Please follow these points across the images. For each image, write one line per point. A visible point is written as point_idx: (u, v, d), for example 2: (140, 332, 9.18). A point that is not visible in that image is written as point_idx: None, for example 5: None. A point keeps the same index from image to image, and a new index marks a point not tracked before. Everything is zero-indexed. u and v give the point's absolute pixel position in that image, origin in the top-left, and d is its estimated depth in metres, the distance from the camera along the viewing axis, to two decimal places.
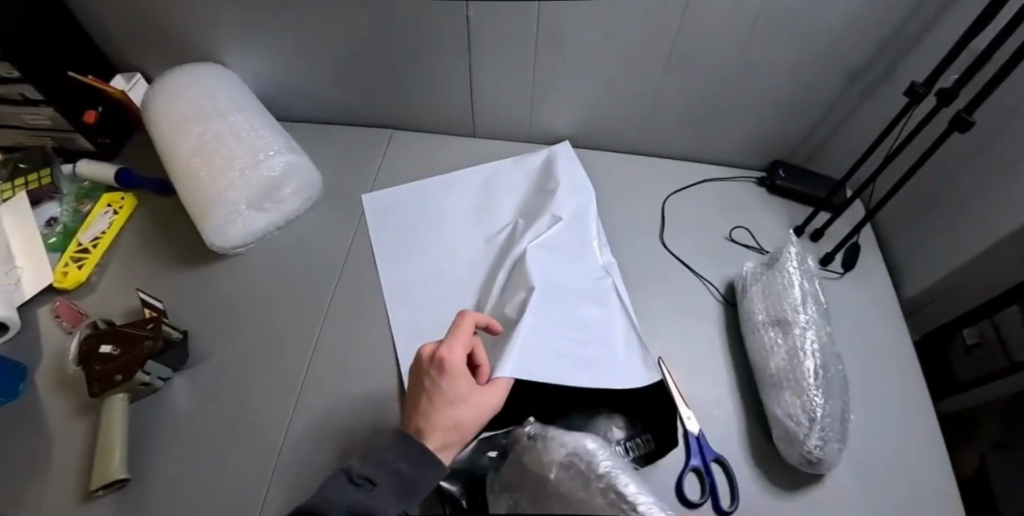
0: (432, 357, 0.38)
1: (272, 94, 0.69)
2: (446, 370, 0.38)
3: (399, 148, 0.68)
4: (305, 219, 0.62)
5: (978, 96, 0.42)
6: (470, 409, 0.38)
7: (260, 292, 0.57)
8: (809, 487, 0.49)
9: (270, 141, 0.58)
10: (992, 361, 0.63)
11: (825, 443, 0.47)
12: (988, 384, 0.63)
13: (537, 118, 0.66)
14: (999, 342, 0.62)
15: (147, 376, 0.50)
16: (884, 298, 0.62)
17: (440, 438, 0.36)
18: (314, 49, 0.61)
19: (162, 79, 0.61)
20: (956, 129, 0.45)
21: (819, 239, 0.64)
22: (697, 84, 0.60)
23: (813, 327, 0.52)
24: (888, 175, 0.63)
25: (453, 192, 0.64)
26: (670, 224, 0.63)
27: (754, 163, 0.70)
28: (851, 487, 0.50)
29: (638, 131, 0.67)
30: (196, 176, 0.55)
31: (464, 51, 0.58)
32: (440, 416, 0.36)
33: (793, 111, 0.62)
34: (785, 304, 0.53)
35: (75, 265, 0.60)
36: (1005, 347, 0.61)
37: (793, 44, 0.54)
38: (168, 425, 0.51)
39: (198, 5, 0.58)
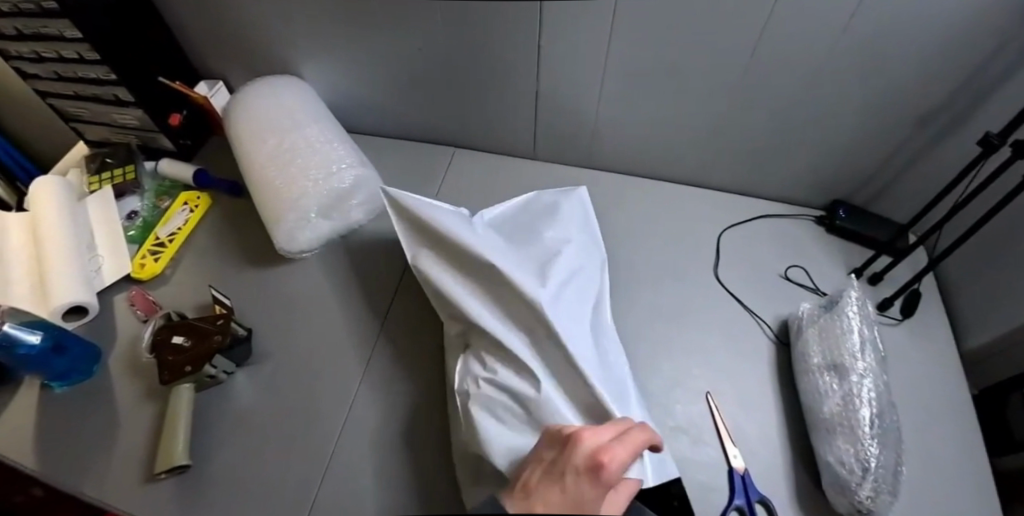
0: (592, 451, 0.32)
1: (342, 107, 0.73)
2: (598, 464, 0.31)
3: (459, 165, 0.70)
4: (366, 229, 0.64)
5: None
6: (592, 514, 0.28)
7: (323, 296, 0.60)
8: None
9: (344, 154, 0.61)
10: None
11: (877, 495, 0.46)
12: None
13: (596, 144, 0.68)
14: None
15: (213, 369, 0.53)
16: (943, 349, 0.61)
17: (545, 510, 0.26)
18: (389, 68, 0.64)
19: (247, 89, 0.65)
20: None
21: (878, 283, 0.63)
22: (759, 120, 0.60)
23: (873, 375, 0.51)
24: (954, 223, 0.62)
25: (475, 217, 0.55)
26: (724, 257, 0.63)
27: (811, 201, 0.69)
28: None
29: (696, 163, 0.67)
30: (274, 181, 0.58)
31: (531, 75, 0.60)
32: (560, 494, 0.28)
33: (857, 152, 0.62)
34: (843, 349, 0.52)
35: (152, 258, 0.64)
36: None
37: (863, 85, 0.54)
38: (229, 416, 0.53)
39: (286, 23, 0.62)
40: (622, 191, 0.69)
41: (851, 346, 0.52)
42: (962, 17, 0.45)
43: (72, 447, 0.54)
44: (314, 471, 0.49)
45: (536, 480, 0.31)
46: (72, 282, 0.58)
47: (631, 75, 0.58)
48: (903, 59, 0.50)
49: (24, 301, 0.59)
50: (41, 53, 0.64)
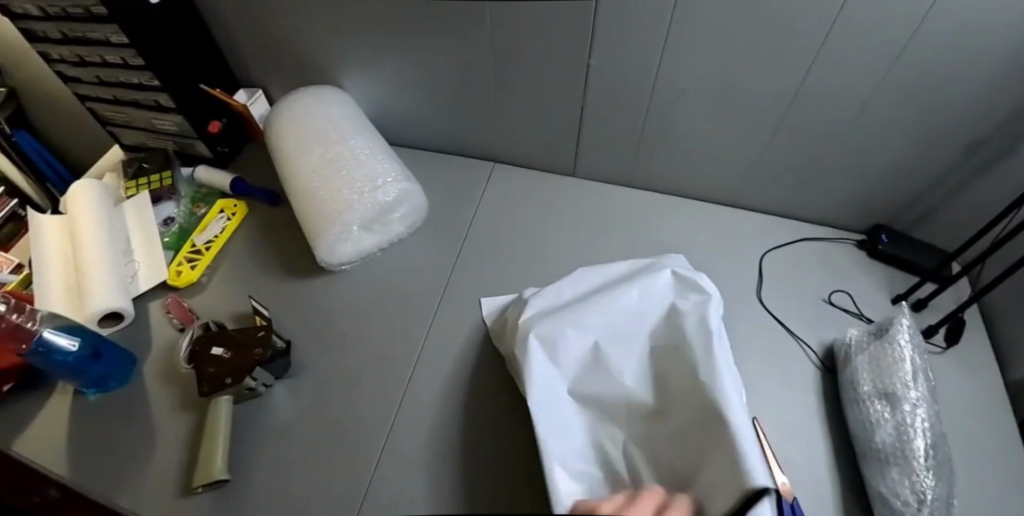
0: None
1: (382, 118, 0.73)
2: None
3: (498, 179, 0.70)
4: (406, 243, 0.64)
5: None
6: None
7: (363, 309, 0.59)
8: None
9: (386, 167, 0.60)
10: None
11: None
12: None
13: (636, 163, 0.67)
14: None
15: (253, 382, 0.53)
16: (989, 380, 0.60)
17: None
18: (432, 82, 0.64)
19: (291, 98, 0.65)
20: None
21: (921, 310, 0.62)
22: (807, 142, 0.59)
23: (924, 404, 0.50)
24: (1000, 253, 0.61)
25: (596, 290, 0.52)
26: (766, 279, 0.63)
27: (851, 226, 0.69)
28: None
29: (736, 186, 0.67)
30: (319, 196, 0.58)
31: (578, 91, 0.60)
32: None
33: (903, 177, 0.61)
34: (892, 378, 0.51)
35: (189, 265, 0.63)
36: None
37: (916, 111, 0.53)
38: (267, 429, 0.52)
39: (332, 34, 0.62)
40: (661, 210, 0.69)
41: (900, 376, 0.51)
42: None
43: (107, 457, 0.53)
44: (355, 490, 0.48)
45: None
46: (110, 287, 0.57)
47: (679, 94, 0.57)
48: (960, 86, 0.49)
49: (59, 305, 0.58)
50: (85, 57, 0.64)
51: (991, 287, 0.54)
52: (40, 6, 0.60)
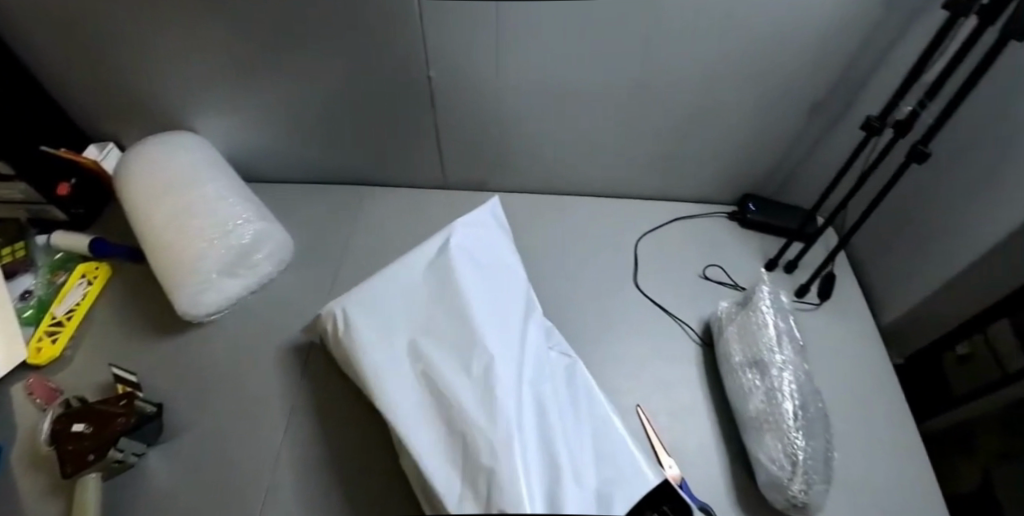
0: None
1: (245, 157, 0.70)
2: None
3: (372, 202, 0.69)
4: (282, 281, 0.62)
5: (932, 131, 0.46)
6: None
7: (241, 357, 0.57)
8: None
9: (240, 208, 0.58)
10: (987, 373, 0.63)
11: (809, 486, 0.46)
12: (991, 393, 0.62)
13: (505, 168, 0.67)
14: (993, 358, 0.62)
15: (120, 453, 0.50)
16: (861, 326, 0.63)
17: None
18: (290, 113, 0.63)
19: (139, 146, 0.61)
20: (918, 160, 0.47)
21: (793, 271, 0.64)
22: (662, 126, 0.61)
23: (790, 367, 0.52)
24: (856, 202, 0.65)
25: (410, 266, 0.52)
26: (643, 265, 0.64)
27: (723, 199, 0.71)
28: None
29: (607, 177, 0.68)
30: (169, 247, 0.55)
31: (434, 105, 0.59)
32: None
33: (759, 147, 0.63)
34: (751, 346, 0.53)
35: (50, 340, 0.59)
36: (999, 361, 0.61)
37: (752, 83, 0.55)
38: (142, 501, 0.49)
39: (173, 76, 0.60)
40: (539, 210, 0.69)
41: (761, 343, 0.53)
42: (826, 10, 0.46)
43: None
44: None
45: None
46: None
47: (531, 95, 0.58)
48: (783, 56, 0.52)
49: None
50: None
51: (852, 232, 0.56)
52: None
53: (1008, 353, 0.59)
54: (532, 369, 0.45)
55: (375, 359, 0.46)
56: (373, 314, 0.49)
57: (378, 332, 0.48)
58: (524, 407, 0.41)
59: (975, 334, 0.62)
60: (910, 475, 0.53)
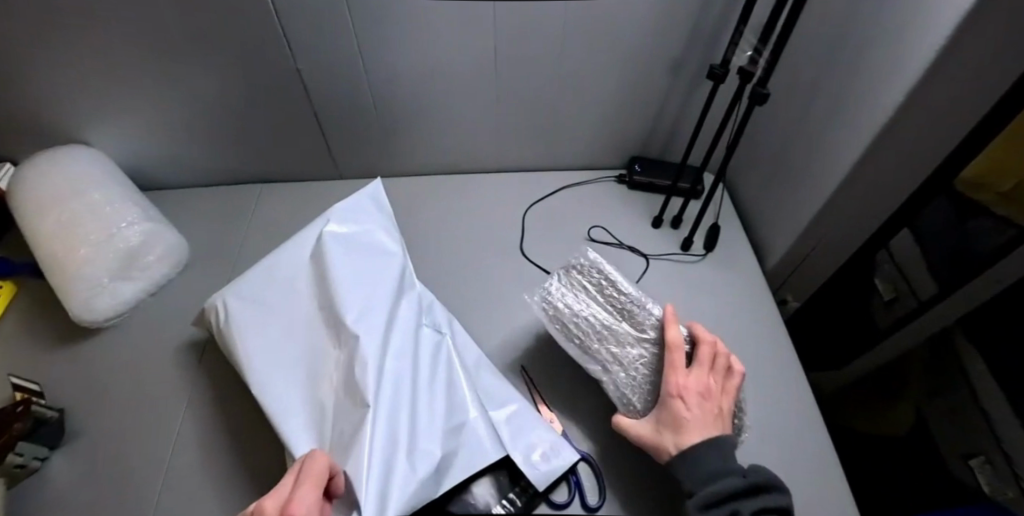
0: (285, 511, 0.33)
1: (145, 166, 0.72)
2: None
3: (270, 199, 0.72)
4: (184, 281, 0.64)
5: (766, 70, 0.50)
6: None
7: (144, 358, 0.59)
8: None
9: (126, 212, 0.59)
10: (905, 304, 0.74)
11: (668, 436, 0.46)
12: (908, 319, 0.74)
13: (398, 153, 0.70)
14: (908, 290, 0.73)
15: (21, 457, 0.51)
16: (745, 271, 0.66)
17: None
18: (177, 119, 0.64)
19: (26, 163, 0.62)
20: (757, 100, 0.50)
21: (678, 225, 0.68)
22: (536, 100, 0.63)
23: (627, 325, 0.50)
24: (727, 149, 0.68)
25: (288, 256, 0.54)
26: (532, 233, 0.66)
27: (613, 164, 0.74)
28: None
29: (498, 154, 0.71)
30: (57, 257, 0.57)
31: (313, 97, 0.62)
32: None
33: (634, 111, 0.66)
34: (587, 317, 0.50)
35: None
36: (911, 286, 0.72)
37: (608, 50, 0.57)
38: (44, 504, 0.51)
39: (53, 92, 0.61)
40: (435, 190, 0.71)
41: (596, 313, 0.50)
42: None
43: None
44: None
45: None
46: None
47: (401, 79, 0.60)
48: (630, 21, 0.54)
49: None
50: None
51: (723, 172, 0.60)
52: None
53: (916, 276, 0.70)
54: (402, 346, 0.49)
55: (252, 349, 0.49)
56: (250, 307, 0.51)
57: (255, 322, 0.50)
58: (384, 383, 0.45)
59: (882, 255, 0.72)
60: (780, 399, 0.57)
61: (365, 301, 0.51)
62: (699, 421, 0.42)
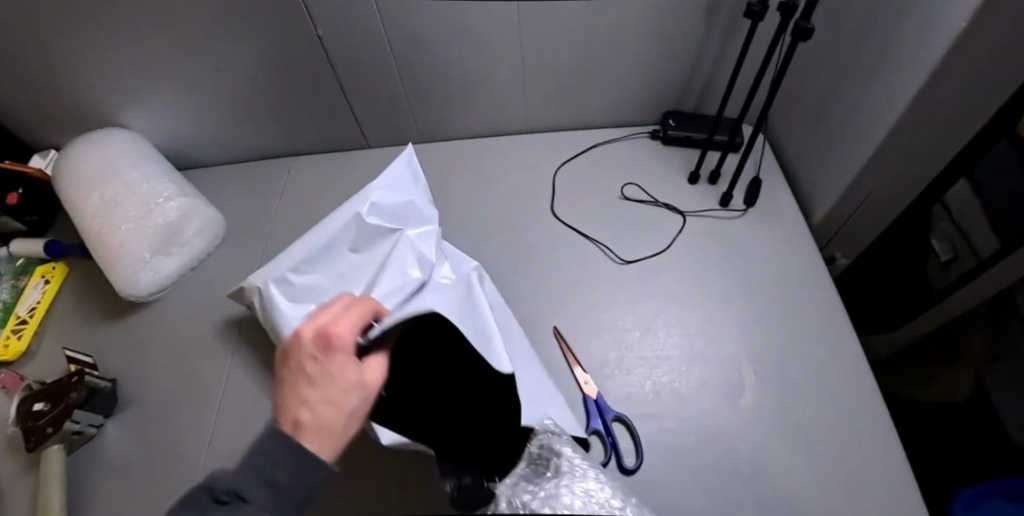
0: (323, 335, 0.32)
1: (178, 146, 0.73)
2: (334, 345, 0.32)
3: (296, 172, 0.72)
4: (219, 255, 0.65)
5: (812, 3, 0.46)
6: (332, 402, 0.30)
7: (186, 329, 0.61)
8: (706, 420, 0.50)
9: (162, 189, 0.61)
10: (963, 265, 0.67)
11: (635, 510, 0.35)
12: (964, 284, 0.66)
13: (422, 118, 0.69)
14: (968, 247, 0.66)
15: (77, 424, 0.53)
16: (790, 226, 0.63)
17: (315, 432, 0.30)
18: (202, 95, 0.65)
19: (68, 147, 0.65)
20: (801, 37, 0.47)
21: (717, 181, 0.64)
22: (562, 56, 0.61)
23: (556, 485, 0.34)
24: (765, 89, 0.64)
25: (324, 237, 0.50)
26: (563, 194, 0.64)
27: (645, 120, 0.71)
28: (755, 409, 0.51)
29: (524, 115, 0.69)
30: (101, 235, 0.59)
31: (334, 67, 0.61)
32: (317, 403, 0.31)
33: (666, 61, 0.63)
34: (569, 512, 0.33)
35: (15, 336, 0.63)
36: (971, 246, 0.65)
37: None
38: (105, 466, 0.53)
39: (84, 75, 0.62)
40: (460, 154, 0.70)
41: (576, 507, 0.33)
42: None
43: None
44: None
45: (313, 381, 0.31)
46: None
47: (419, 40, 0.58)
48: None
49: None
50: None
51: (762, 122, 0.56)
52: None
53: (977, 236, 0.63)
54: None
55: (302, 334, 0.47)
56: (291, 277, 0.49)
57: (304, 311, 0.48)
58: None
59: (935, 206, 0.66)
60: (833, 358, 0.54)
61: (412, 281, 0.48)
62: None
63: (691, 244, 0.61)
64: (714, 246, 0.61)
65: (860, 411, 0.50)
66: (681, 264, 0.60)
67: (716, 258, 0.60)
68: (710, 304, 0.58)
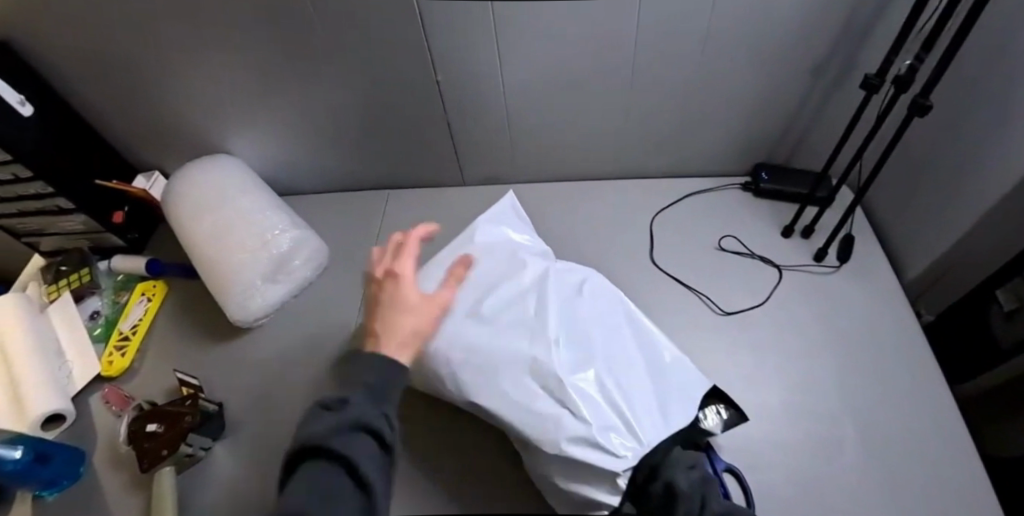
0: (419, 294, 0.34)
1: (279, 172, 0.76)
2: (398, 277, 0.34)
3: (393, 203, 0.75)
4: (319, 283, 0.67)
5: (932, 82, 0.47)
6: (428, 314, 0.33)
7: (291, 354, 0.63)
8: (816, 479, 0.50)
9: (276, 220, 0.63)
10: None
11: None
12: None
13: (519, 159, 0.71)
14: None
15: (190, 447, 0.55)
16: (883, 283, 0.63)
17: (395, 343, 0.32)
18: (314, 127, 0.68)
19: (179, 172, 0.66)
20: (918, 113, 0.48)
21: (810, 236, 0.65)
22: (663, 107, 0.64)
23: None
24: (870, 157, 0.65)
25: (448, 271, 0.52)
26: (662, 242, 0.67)
27: (735, 171, 0.73)
28: (862, 470, 0.51)
29: (619, 160, 0.71)
30: (215, 262, 0.61)
31: (442, 107, 0.64)
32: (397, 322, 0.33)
33: (762, 116, 0.65)
34: None
35: (119, 353, 0.66)
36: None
37: (748, 49, 0.57)
38: (213, 490, 0.55)
39: (208, 105, 0.66)
40: (555, 195, 0.73)
41: None
42: None
43: None
44: None
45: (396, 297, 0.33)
46: (43, 392, 0.61)
47: (533, 83, 0.61)
48: (776, 19, 0.53)
49: None
50: None
51: (863, 193, 0.57)
52: None
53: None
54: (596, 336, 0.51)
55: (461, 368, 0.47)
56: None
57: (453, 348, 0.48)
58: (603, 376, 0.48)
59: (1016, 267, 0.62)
60: (943, 421, 0.53)
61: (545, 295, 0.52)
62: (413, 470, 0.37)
63: (786, 298, 0.62)
64: (807, 302, 0.62)
65: (975, 481, 0.50)
66: (777, 317, 0.61)
67: (812, 313, 0.61)
68: (810, 360, 0.58)
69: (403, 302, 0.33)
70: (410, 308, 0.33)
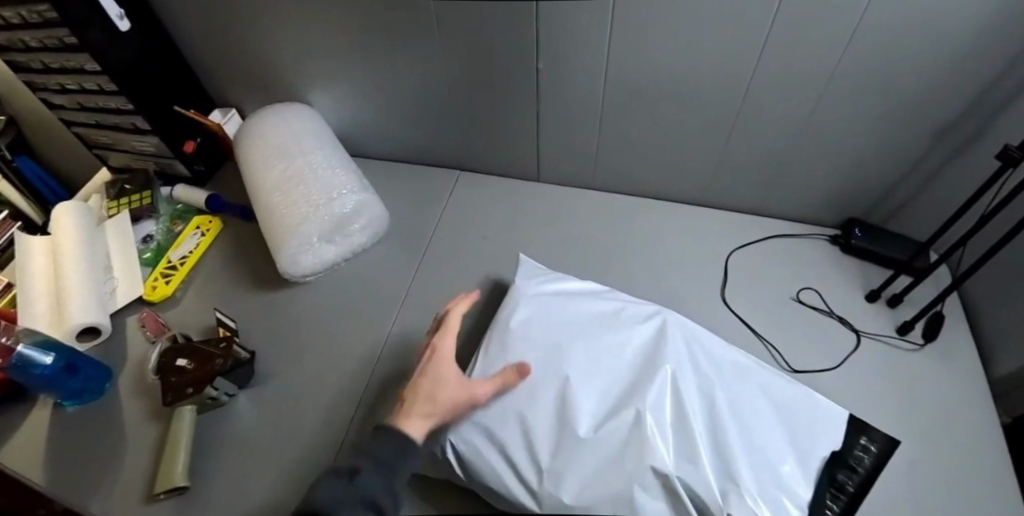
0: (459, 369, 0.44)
1: (356, 132, 0.76)
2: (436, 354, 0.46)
3: (464, 187, 0.74)
4: (372, 251, 0.67)
5: None
6: (461, 389, 0.43)
7: (334, 315, 0.62)
8: None
9: (346, 179, 0.62)
10: None
11: None
12: None
13: (600, 164, 0.70)
14: None
15: (215, 391, 0.54)
16: (969, 374, 0.58)
17: (418, 406, 0.42)
18: (398, 93, 0.67)
19: (258, 113, 0.66)
20: None
21: (897, 305, 0.61)
22: (762, 140, 0.61)
23: None
24: (976, 244, 0.60)
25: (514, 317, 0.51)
26: (734, 279, 0.64)
27: (821, 220, 0.69)
28: None
29: (703, 184, 0.69)
30: (276, 213, 0.60)
31: (533, 98, 0.62)
32: (421, 385, 0.43)
33: (866, 168, 0.61)
34: None
35: (164, 280, 0.66)
36: None
37: (871, 96, 0.53)
38: (229, 437, 0.54)
39: (299, 54, 0.66)
40: (631, 210, 0.71)
41: None
42: (968, 24, 0.43)
43: (79, 467, 0.55)
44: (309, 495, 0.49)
45: (426, 376, 0.44)
46: (84, 303, 0.60)
47: (633, 91, 0.59)
48: (910, 70, 0.49)
49: (41, 323, 0.62)
50: (65, 84, 0.68)
51: (964, 277, 0.52)
52: (19, 41, 0.64)
53: None
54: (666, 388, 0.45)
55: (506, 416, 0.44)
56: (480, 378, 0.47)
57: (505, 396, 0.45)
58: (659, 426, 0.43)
59: None
60: None
61: (610, 343, 0.49)
62: (179, 385, 0.55)
63: (858, 368, 0.57)
64: (883, 377, 0.57)
65: None
66: (849, 387, 0.56)
67: (886, 390, 0.56)
68: None
69: (446, 379, 0.43)
70: (439, 382, 0.43)
